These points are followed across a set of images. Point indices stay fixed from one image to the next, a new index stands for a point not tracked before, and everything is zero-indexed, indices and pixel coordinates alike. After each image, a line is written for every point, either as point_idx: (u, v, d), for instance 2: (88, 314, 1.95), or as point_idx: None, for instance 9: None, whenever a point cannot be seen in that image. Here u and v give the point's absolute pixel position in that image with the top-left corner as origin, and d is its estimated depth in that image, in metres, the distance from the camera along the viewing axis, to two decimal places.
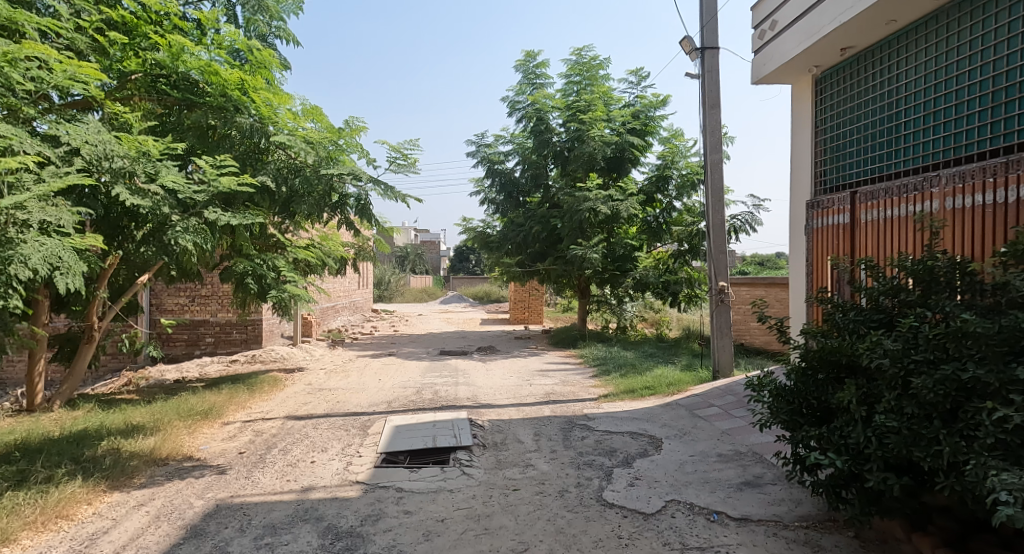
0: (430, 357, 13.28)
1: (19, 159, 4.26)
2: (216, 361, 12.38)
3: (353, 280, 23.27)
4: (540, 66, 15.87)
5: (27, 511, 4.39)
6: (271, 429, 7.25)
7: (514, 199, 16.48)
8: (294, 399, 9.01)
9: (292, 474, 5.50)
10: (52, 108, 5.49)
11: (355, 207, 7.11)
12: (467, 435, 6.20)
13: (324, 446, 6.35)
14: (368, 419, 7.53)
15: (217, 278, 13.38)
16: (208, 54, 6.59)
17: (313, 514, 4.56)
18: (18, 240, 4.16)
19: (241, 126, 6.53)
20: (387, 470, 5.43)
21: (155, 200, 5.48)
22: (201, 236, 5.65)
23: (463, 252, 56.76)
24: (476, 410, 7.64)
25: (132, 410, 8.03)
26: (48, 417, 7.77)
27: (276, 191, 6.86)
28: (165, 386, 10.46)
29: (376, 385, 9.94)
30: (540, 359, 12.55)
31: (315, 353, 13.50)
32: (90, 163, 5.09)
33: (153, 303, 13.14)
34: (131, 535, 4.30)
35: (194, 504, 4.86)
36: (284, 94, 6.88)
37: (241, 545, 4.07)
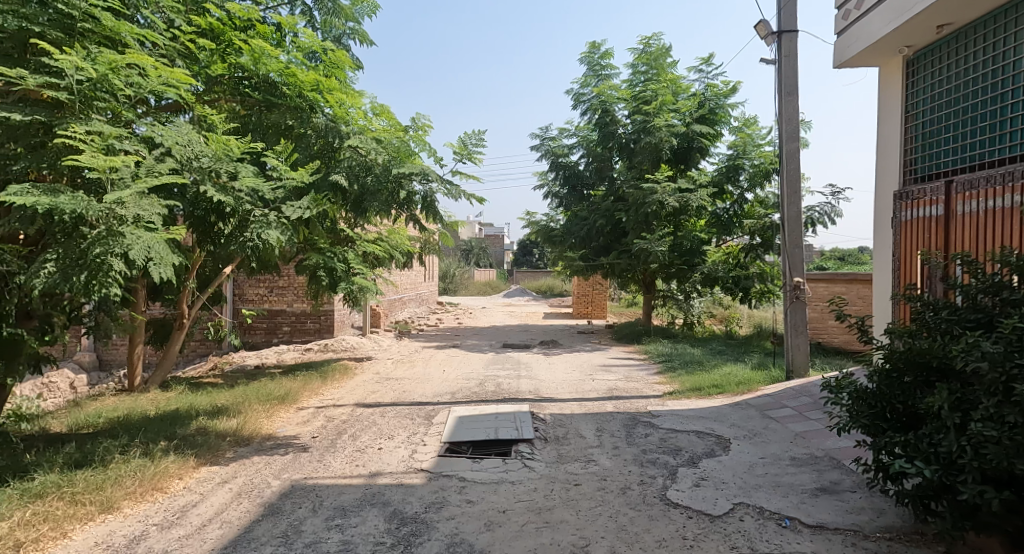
0: (493, 350, 13.41)
1: (121, 157, 4.64)
2: (292, 349, 12.95)
3: (419, 274, 23.77)
4: (605, 56, 15.62)
5: (128, 482, 4.74)
6: (342, 415, 7.51)
7: (578, 192, 16.45)
8: (363, 388, 9.30)
9: (360, 459, 5.66)
10: (149, 111, 5.82)
11: (420, 202, 7.16)
12: (528, 428, 6.20)
13: (390, 433, 6.52)
14: (433, 409, 7.67)
15: (293, 270, 13.93)
16: (287, 56, 6.96)
17: (380, 498, 4.67)
18: (118, 233, 4.53)
19: (317, 126, 6.95)
20: (450, 459, 5.50)
21: (238, 196, 5.74)
22: (282, 231, 5.89)
23: (526, 246, 56.51)
24: (538, 403, 7.62)
25: (217, 393, 8.51)
26: (146, 397, 8.36)
27: (348, 189, 6.90)
28: (246, 372, 11.04)
29: (440, 376, 10.11)
30: (604, 354, 12.40)
31: (382, 344, 13.89)
32: (181, 163, 5.45)
33: (236, 293, 13.89)
34: (217, 509, 4.56)
35: (272, 483, 5.09)
36: (356, 93, 7.13)
37: (314, 525, 4.23)
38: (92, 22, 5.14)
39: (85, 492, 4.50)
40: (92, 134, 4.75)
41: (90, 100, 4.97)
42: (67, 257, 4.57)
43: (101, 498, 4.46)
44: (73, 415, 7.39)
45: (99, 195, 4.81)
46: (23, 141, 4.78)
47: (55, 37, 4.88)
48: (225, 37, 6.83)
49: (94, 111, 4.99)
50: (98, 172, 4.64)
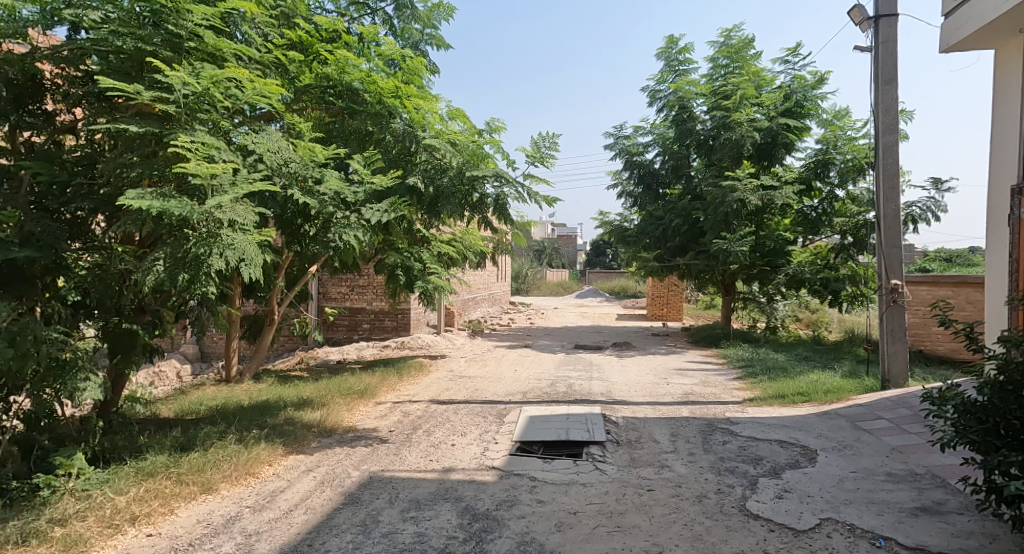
0: (566, 350, 13.33)
1: (220, 165, 4.93)
2: (371, 345, 13.38)
3: (492, 274, 24.00)
4: (683, 51, 15.18)
5: (225, 466, 5.05)
6: (417, 411, 7.67)
7: (654, 191, 16.09)
8: (437, 385, 9.47)
9: (434, 454, 5.75)
10: (245, 120, 6.14)
11: (492, 205, 7.19)
12: (601, 431, 6.10)
13: (463, 430, 6.59)
14: (504, 408, 7.70)
15: (372, 269, 14.39)
16: (368, 64, 7.18)
17: (453, 493, 4.72)
18: (216, 235, 4.88)
19: (395, 131, 7.14)
20: (522, 458, 5.49)
21: (322, 199, 5.99)
22: (363, 232, 6.21)
23: (599, 246, 55.85)
24: (610, 406, 7.49)
25: (302, 386, 8.92)
26: (240, 387, 8.88)
27: (424, 191, 7.16)
28: (329, 366, 11.51)
29: (513, 376, 10.14)
30: (680, 358, 12.05)
31: (456, 342, 14.11)
32: (272, 169, 5.74)
33: (320, 291, 14.51)
34: (301, 496, 4.75)
35: (352, 473, 5.26)
36: (432, 98, 7.26)
37: (390, 516, 4.33)
38: (197, 41, 5.44)
39: (189, 473, 4.83)
40: (195, 143, 5.05)
41: (194, 112, 5.29)
42: (173, 256, 4.95)
43: (202, 479, 4.78)
44: (178, 402, 7.94)
45: (200, 200, 5.14)
46: (138, 151, 5.13)
47: (166, 55, 5.19)
48: (313, 48, 7.14)
49: (197, 122, 5.31)
50: (200, 178, 4.94)
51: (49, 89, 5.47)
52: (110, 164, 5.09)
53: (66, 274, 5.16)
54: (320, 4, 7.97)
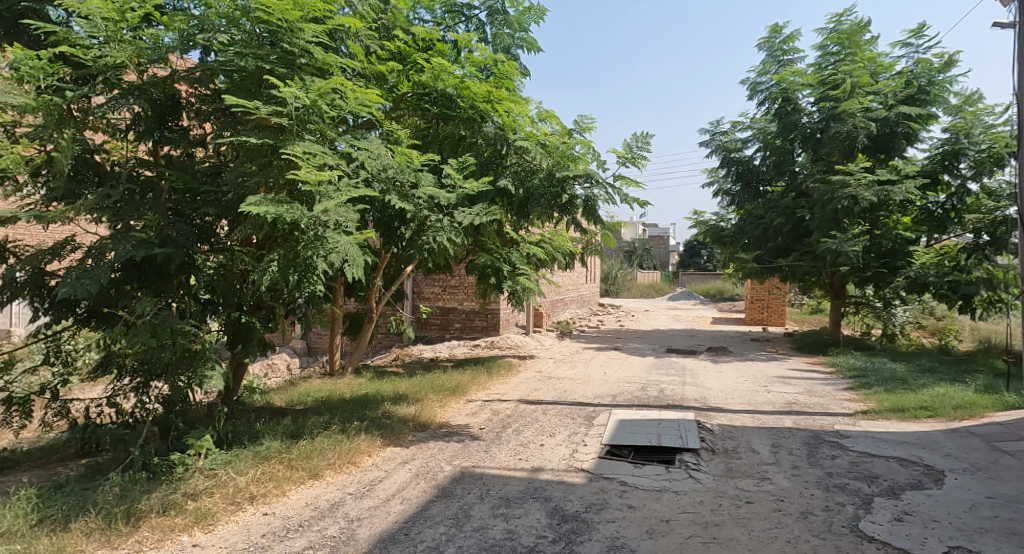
0: (657, 354, 13.05)
1: (327, 172, 5.26)
2: (462, 344, 13.72)
3: (581, 275, 23.91)
4: (787, 40, 14.46)
5: (330, 454, 5.39)
6: (506, 410, 7.79)
7: (753, 189, 15.42)
8: (526, 385, 9.57)
9: (524, 453, 5.84)
10: (347, 129, 6.52)
11: (582, 206, 7.18)
12: (694, 438, 5.94)
13: (552, 431, 6.63)
14: (594, 410, 7.66)
15: (463, 270, 14.76)
16: (462, 70, 7.40)
17: (542, 493, 4.78)
18: (322, 237, 5.23)
19: (487, 134, 7.31)
20: (612, 462, 5.45)
21: (418, 203, 6.24)
22: (455, 235, 6.44)
23: (693, 247, 54.18)
24: (705, 413, 7.27)
25: (398, 381, 9.31)
26: (342, 381, 9.41)
27: (514, 193, 7.32)
28: (422, 364, 11.94)
29: (602, 378, 10.06)
30: (782, 365, 11.47)
31: (545, 343, 14.19)
32: (373, 175, 6.06)
33: (414, 291, 15.07)
34: (398, 486, 4.99)
35: (445, 468, 5.44)
36: (523, 100, 7.33)
37: (481, 511, 4.45)
38: (307, 57, 5.82)
39: (298, 459, 5.21)
40: (306, 152, 5.44)
41: (304, 123, 5.68)
42: (286, 257, 5.36)
43: (310, 465, 5.14)
44: (288, 393, 8.54)
45: (309, 205, 5.51)
46: (256, 160, 5.59)
47: (281, 72, 5.61)
48: (411, 58, 7.47)
49: (306, 132, 5.71)
50: (309, 185, 5.30)
51: (184, 106, 6.03)
52: (232, 173, 5.59)
53: (197, 273, 5.72)
54: (418, 15, 8.30)
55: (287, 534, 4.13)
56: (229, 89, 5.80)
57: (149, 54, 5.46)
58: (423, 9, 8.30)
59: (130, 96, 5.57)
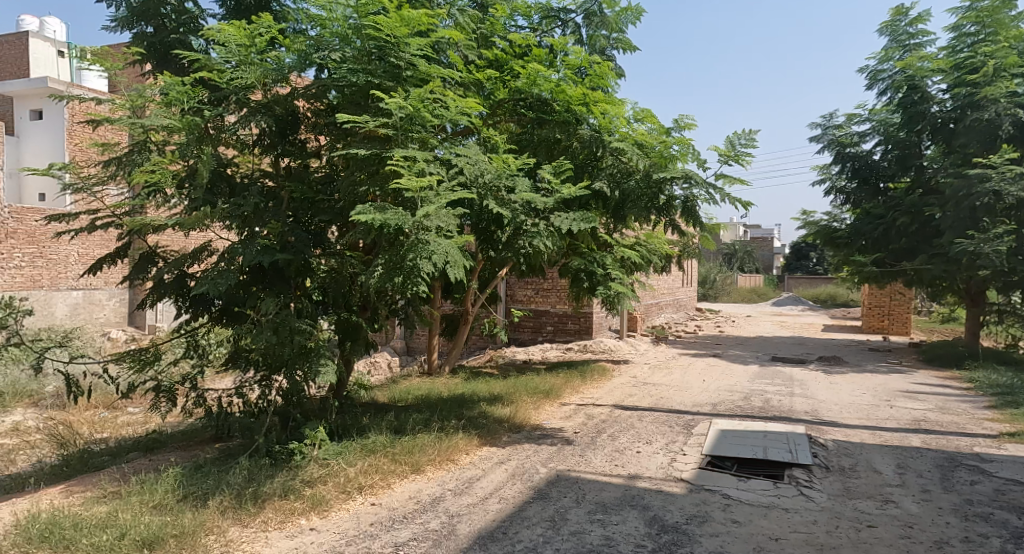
0: (760, 362, 12.44)
1: (428, 178, 5.46)
2: (555, 347, 13.75)
3: (678, 278, 23.25)
4: (913, 23, 13.39)
5: (430, 450, 5.61)
6: (601, 415, 7.73)
7: (871, 185, 14.34)
8: (621, 390, 9.44)
9: (620, 459, 5.77)
10: (447, 136, 6.75)
11: (680, 207, 7.03)
12: (805, 453, 5.62)
13: (649, 438, 6.51)
14: (693, 419, 7.44)
15: (556, 273, 14.79)
16: (558, 74, 7.43)
17: (640, 501, 4.71)
18: (424, 242, 5.43)
19: (582, 136, 7.30)
20: (714, 473, 5.27)
21: (514, 208, 6.34)
22: (550, 239, 6.52)
23: (801, 249, 51.17)
24: (818, 427, 6.85)
25: (492, 382, 9.49)
26: (439, 380, 9.72)
27: (610, 195, 7.27)
28: (516, 365, 12.09)
29: (701, 386, 9.73)
30: (905, 378, 10.58)
31: (639, 348, 13.93)
32: (471, 181, 6.23)
33: (508, 293, 15.28)
34: (495, 486, 5.09)
35: (540, 470, 5.49)
36: (619, 101, 7.24)
37: (578, 516, 4.45)
38: (412, 69, 6.09)
39: (401, 454, 5.46)
40: (408, 159, 5.68)
41: (408, 133, 5.95)
42: (391, 260, 5.62)
43: (412, 460, 5.37)
44: (390, 390, 8.94)
45: (412, 211, 5.75)
46: (364, 169, 5.92)
47: (387, 85, 5.90)
48: (507, 64, 7.54)
49: (409, 141, 5.97)
50: (412, 191, 5.53)
51: (303, 121, 6.50)
52: (345, 183, 5.95)
53: (312, 275, 6.15)
54: (515, 21, 8.43)
55: (393, 525, 4.34)
56: (341, 103, 6.18)
57: (274, 75, 5.95)
58: (519, 16, 8.40)
59: (258, 114, 6.13)
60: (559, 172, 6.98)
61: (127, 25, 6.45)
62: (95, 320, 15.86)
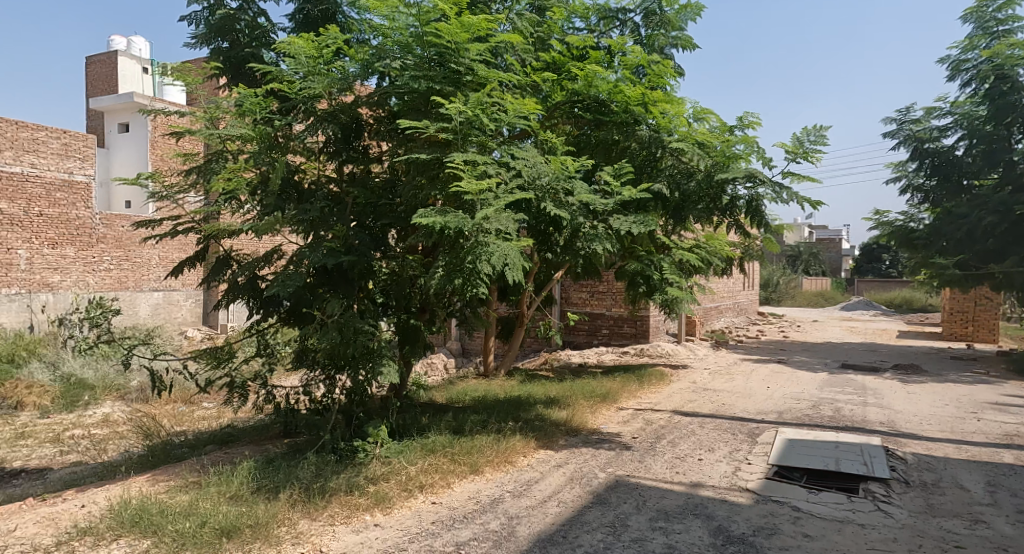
0: (828, 369, 11.91)
1: (488, 180, 5.49)
2: (611, 351, 13.60)
3: (738, 281, 22.58)
4: (1001, 9, 12.58)
5: (488, 451, 5.64)
6: (660, 420, 7.59)
7: (953, 183, 13.53)
8: (680, 395, 9.24)
9: (681, 467, 5.65)
10: (505, 139, 6.78)
11: (744, 207, 6.98)
12: (881, 466, 5.34)
13: (711, 446, 6.34)
14: (757, 427, 7.20)
15: (612, 275, 14.61)
16: (616, 74, 7.34)
17: (703, 510, 4.59)
18: (485, 243, 5.47)
19: (641, 137, 7.17)
20: (782, 484, 5.07)
21: (573, 210, 6.30)
22: (609, 241, 6.45)
23: (872, 251, 48.81)
24: (894, 439, 6.50)
25: (549, 385, 9.45)
26: (496, 382, 9.77)
27: (670, 197, 7.14)
28: (572, 369, 12.01)
29: (765, 393, 9.40)
30: (991, 389, 9.91)
31: (699, 353, 13.59)
32: (529, 183, 6.24)
33: (562, 296, 15.21)
34: (554, 488, 5.07)
35: (599, 475, 5.43)
36: (678, 100, 7.09)
37: (638, 523, 4.37)
38: (471, 74, 6.16)
39: (460, 454, 5.52)
40: (468, 163, 5.73)
41: (467, 136, 6.01)
42: (451, 263, 5.68)
43: (471, 461, 5.42)
44: (447, 391, 9.05)
45: (471, 214, 5.80)
46: (426, 173, 6.02)
47: (447, 90, 5.98)
48: (565, 66, 7.50)
49: (468, 144, 6.03)
50: (471, 194, 5.58)
51: (366, 127, 6.68)
52: (406, 187, 6.06)
53: (374, 278, 6.30)
54: (572, 23, 8.40)
55: (454, 524, 4.39)
56: (402, 109, 6.32)
57: (340, 83, 6.14)
58: (577, 18, 8.35)
59: (324, 123, 6.34)
60: (618, 174, 6.89)
61: (204, 41, 6.81)
62: (173, 320, 16.77)
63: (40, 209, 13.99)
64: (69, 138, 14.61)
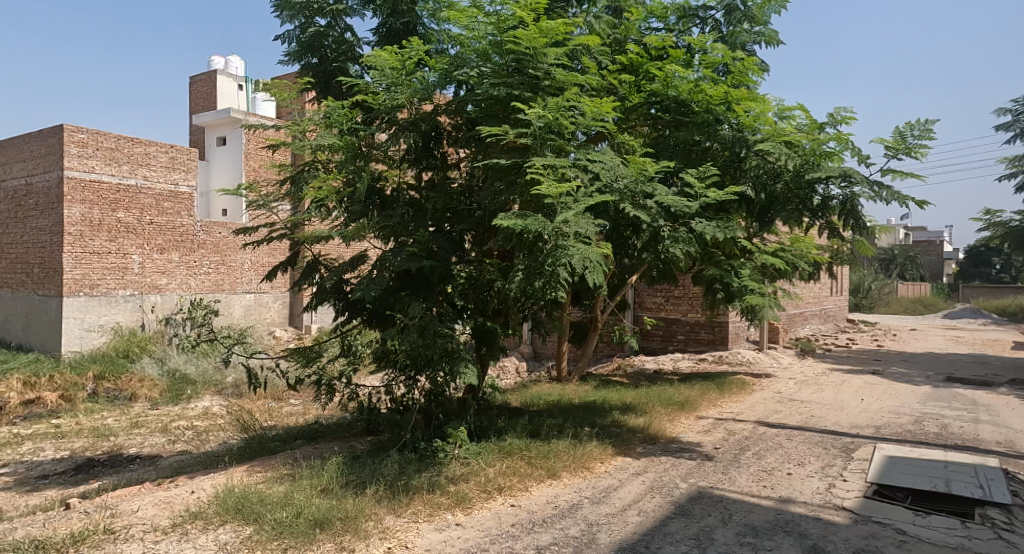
0: (930, 382, 11.04)
1: (568, 183, 5.47)
2: (687, 357, 13.21)
3: (826, 286, 21.40)
4: None
5: (565, 457, 5.60)
6: (743, 431, 7.29)
7: None
8: (764, 406, 8.85)
9: (768, 480, 5.40)
10: (582, 143, 6.73)
11: (839, 207, 6.65)
12: (998, 490, 4.89)
13: (800, 460, 6.03)
14: (851, 442, 6.78)
15: (688, 279, 14.20)
16: (696, 73, 7.13)
17: (796, 528, 4.36)
18: (565, 246, 5.46)
19: (723, 137, 6.93)
20: (883, 505, 4.75)
21: (653, 213, 6.17)
22: (691, 245, 6.29)
23: (978, 254, 45.02)
24: (1012, 460, 5.95)
25: (624, 391, 9.28)
26: (570, 387, 9.70)
27: (755, 199, 6.87)
28: (647, 375, 11.76)
29: (859, 405, 8.85)
30: None
31: (783, 362, 12.97)
32: (607, 186, 6.16)
33: (636, 301, 14.93)
34: (634, 497, 4.98)
35: (680, 485, 5.28)
36: (764, 98, 6.81)
37: (725, 537, 4.21)
38: (549, 78, 6.15)
39: (538, 458, 5.52)
40: (548, 167, 5.72)
41: (545, 141, 6.00)
42: (531, 266, 5.69)
43: (549, 466, 5.40)
44: (522, 394, 9.08)
45: (551, 218, 5.79)
46: (505, 179, 6.06)
47: (525, 96, 6.00)
48: (642, 68, 7.36)
49: (547, 148, 6.02)
50: (551, 198, 5.57)
51: (445, 135, 6.81)
52: (485, 193, 6.13)
53: (453, 282, 6.40)
54: (650, 23, 8.25)
55: (534, 528, 4.39)
56: (480, 116, 6.40)
57: (421, 93, 6.29)
58: (655, 17, 8.18)
59: (406, 132, 6.52)
60: (701, 176, 6.68)
61: (296, 58, 7.15)
62: (263, 320, 17.76)
63: (150, 218, 15.19)
64: (176, 152, 15.77)
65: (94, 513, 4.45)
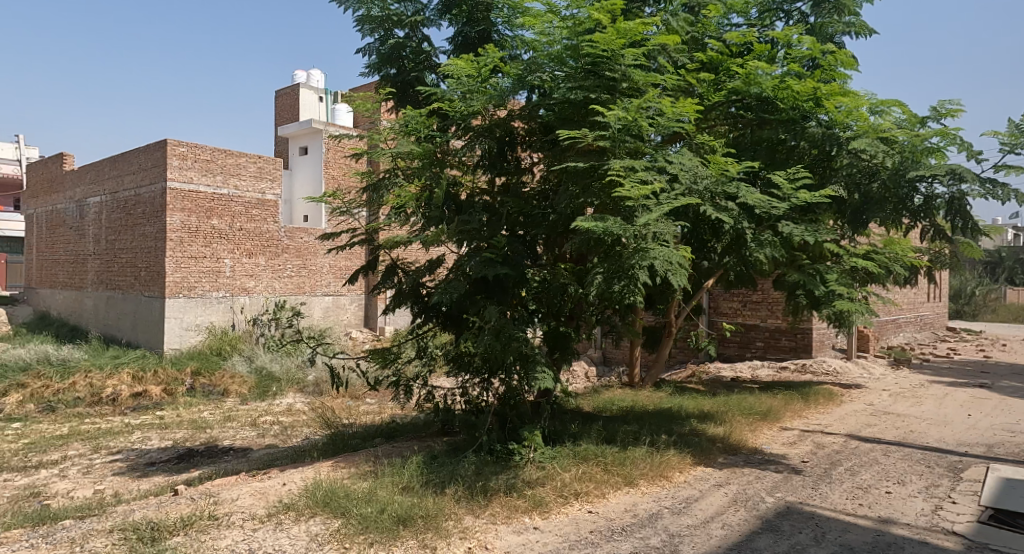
0: None
1: (651, 185, 5.34)
2: (767, 365, 12.62)
3: (921, 292, 19.93)
4: None
5: (643, 464, 5.48)
6: (833, 444, 6.89)
7: None
8: (855, 418, 8.33)
9: (865, 499, 5.07)
10: (659, 144, 6.57)
11: (944, 207, 6.26)
12: None
13: (900, 478, 5.62)
14: (958, 460, 6.26)
15: (768, 284, 13.58)
16: (782, 69, 6.82)
17: (899, 551, 4.06)
18: (647, 247, 5.35)
19: (812, 135, 6.57)
20: (1000, 531, 4.34)
21: (737, 215, 5.95)
22: (777, 248, 6.03)
23: None
24: None
25: (701, 399, 8.97)
26: (644, 394, 9.48)
27: (847, 199, 6.49)
28: (724, 383, 11.34)
29: (964, 421, 8.17)
30: None
31: (875, 372, 12.17)
32: (687, 188, 5.99)
33: (711, 306, 14.44)
34: (717, 509, 4.80)
35: (767, 499, 5.04)
36: (857, 92, 6.42)
37: None
38: (627, 79, 6.04)
39: (614, 465, 5.42)
40: (627, 169, 5.60)
41: (623, 143, 5.90)
42: (609, 269, 5.59)
43: (626, 473, 5.29)
44: (594, 400, 8.95)
45: (630, 220, 5.68)
46: (582, 182, 5.99)
47: (603, 97, 5.92)
48: (723, 65, 7.09)
49: (625, 150, 5.91)
50: (631, 200, 5.46)
51: (519, 140, 6.83)
52: (562, 196, 6.08)
53: (527, 286, 6.39)
54: (729, 19, 7.94)
55: (613, 535, 4.31)
56: (556, 119, 6.37)
57: (496, 100, 6.34)
58: (735, 13, 7.89)
59: (481, 138, 6.59)
60: (788, 176, 6.37)
61: (375, 69, 7.37)
62: (340, 321, 18.46)
63: (240, 224, 16.11)
64: (263, 162, 16.62)
65: (199, 499, 4.75)
